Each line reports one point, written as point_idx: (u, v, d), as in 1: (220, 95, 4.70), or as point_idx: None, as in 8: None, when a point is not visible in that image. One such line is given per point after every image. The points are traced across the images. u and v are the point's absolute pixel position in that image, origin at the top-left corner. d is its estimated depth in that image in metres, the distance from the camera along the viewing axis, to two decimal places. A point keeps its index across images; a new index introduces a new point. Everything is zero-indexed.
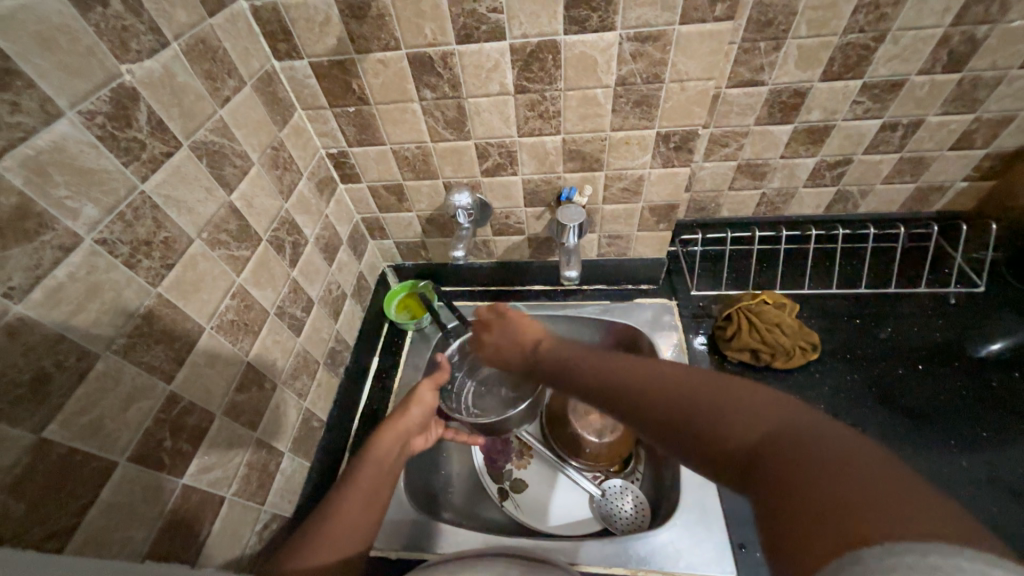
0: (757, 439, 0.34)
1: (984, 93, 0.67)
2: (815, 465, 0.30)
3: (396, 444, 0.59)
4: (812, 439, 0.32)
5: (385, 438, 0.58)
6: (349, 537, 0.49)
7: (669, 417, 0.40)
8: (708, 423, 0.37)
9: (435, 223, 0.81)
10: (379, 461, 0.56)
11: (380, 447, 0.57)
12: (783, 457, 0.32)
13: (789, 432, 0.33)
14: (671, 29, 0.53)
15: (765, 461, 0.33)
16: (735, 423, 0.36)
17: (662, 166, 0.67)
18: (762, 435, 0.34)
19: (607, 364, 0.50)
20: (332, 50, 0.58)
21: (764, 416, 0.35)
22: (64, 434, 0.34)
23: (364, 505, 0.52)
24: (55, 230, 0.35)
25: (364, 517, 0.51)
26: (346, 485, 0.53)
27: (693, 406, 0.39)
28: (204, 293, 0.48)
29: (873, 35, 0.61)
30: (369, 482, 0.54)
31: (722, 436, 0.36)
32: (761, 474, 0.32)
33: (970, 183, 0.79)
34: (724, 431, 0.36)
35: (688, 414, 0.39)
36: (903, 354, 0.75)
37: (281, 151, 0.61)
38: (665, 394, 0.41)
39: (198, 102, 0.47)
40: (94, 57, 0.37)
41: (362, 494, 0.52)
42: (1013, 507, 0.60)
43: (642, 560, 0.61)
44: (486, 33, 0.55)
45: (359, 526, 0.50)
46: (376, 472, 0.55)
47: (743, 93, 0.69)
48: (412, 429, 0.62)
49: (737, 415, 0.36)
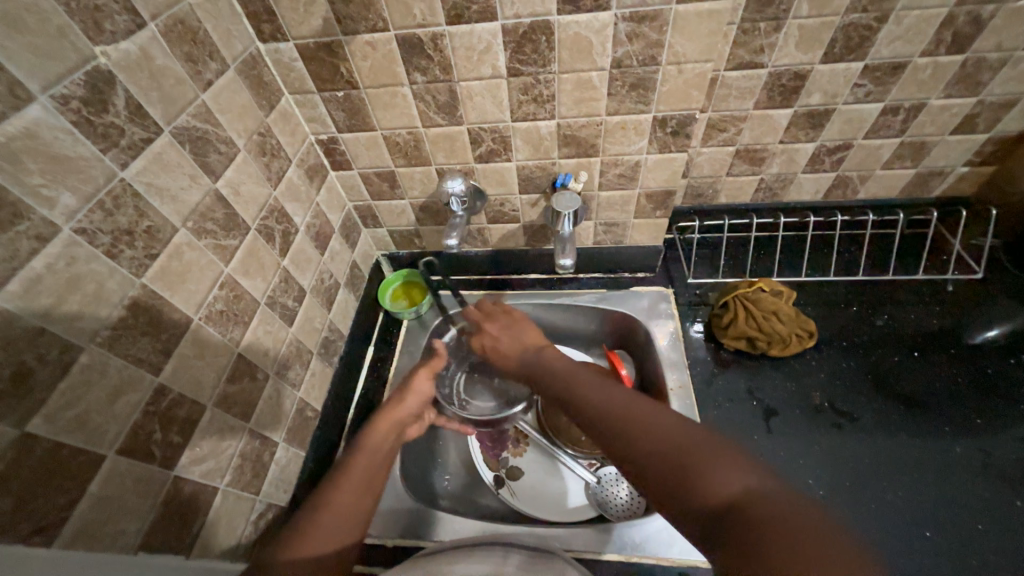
0: (733, 496, 0.33)
1: (988, 75, 0.65)
2: (782, 534, 0.30)
3: (392, 433, 0.59)
4: (786, 504, 0.32)
5: (380, 428, 0.58)
6: (345, 524, 0.47)
7: (649, 453, 0.38)
8: (685, 470, 0.36)
9: (428, 210, 0.80)
10: (374, 449, 0.56)
11: (376, 435, 0.57)
12: (755, 521, 0.31)
13: (767, 496, 0.32)
14: (669, 9, 0.51)
15: (734, 520, 0.32)
16: (713, 473, 0.35)
17: (658, 151, 0.66)
18: (733, 488, 0.33)
19: (595, 385, 0.48)
20: (319, 32, 0.56)
21: (746, 474, 0.34)
22: (49, 428, 0.34)
23: (360, 493, 0.50)
24: (30, 220, 0.34)
25: (360, 506, 0.50)
26: (340, 474, 0.52)
27: (673, 447, 0.37)
28: (191, 283, 0.47)
29: (876, 15, 0.59)
30: (366, 470, 0.53)
31: (697, 486, 0.34)
32: (731, 534, 0.32)
33: (971, 168, 0.78)
34: (700, 482, 0.34)
35: (669, 455, 0.37)
36: (899, 341, 0.75)
37: (268, 137, 0.59)
38: (648, 429, 0.40)
39: (178, 86, 0.46)
40: (66, 39, 0.36)
41: (358, 480, 0.51)
42: (1004, 491, 0.60)
43: (637, 547, 0.61)
44: (477, 13, 0.53)
45: (355, 514, 0.49)
46: (371, 460, 0.54)
47: (743, 75, 0.67)
48: (406, 418, 0.62)
49: (718, 465, 0.35)
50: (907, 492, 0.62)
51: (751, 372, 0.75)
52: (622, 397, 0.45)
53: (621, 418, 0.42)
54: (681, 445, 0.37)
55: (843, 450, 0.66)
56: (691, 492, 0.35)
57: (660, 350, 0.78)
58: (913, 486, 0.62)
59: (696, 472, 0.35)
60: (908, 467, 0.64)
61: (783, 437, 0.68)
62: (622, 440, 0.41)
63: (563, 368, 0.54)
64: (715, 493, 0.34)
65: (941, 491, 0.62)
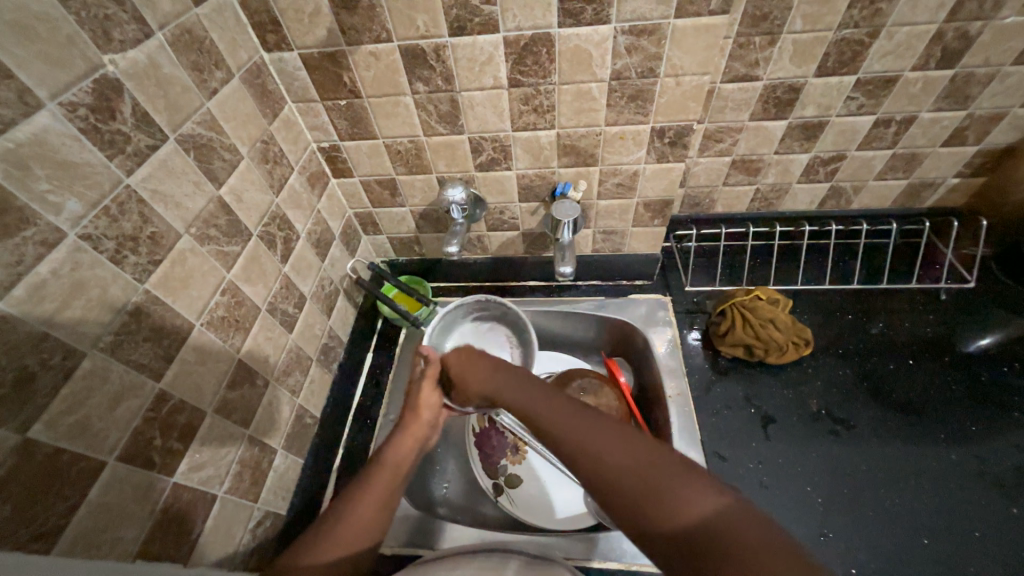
0: (703, 518, 0.32)
1: (976, 89, 0.67)
2: (758, 551, 0.29)
3: (415, 448, 0.57)
4: (746, 517, 0.31)
5: (403, 443, 0.56)
6: (361, 534, 0.46)
7: (612, 476, 0.35)
8: (642, 490, 0.34)
9: (429, 218, 0.80)
10: (396, 464, 0.53)
11: (397, 450, 0.55)
12: (723, 541, 0.30)
13: (731, 513, 0.31)
14: (666, 23, 0.52)
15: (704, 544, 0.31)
16: (676, 491, 0.33)
17: (656, 161, 0.67)
18: (695, 513, 0.32)
19: (545, 399, 0.44)
20: (323, 42, 0.57)
21: (704, 490, 0.33)
22: (50, 433, 0.34)
23: (380, 502, 0.49)
24: (37, 225, 0.34)
25: (376, 522, 0.48)
26: (359, 486, 0.50)
27: (631, 472, 0.35)
28: (193, 289, 0.47)
29: (868, 31, 0.61)
30: (385, 485, 0.51)
31: (655, 506, 0.33)
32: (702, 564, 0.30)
33: (961, 179, 0.80)
34: (661, 501, 0.33)
35: (632, 474, 0.35)
36: (893, 349, 0.76)
37: (271, 145, 0.60)
38: (608, 447, 0.37)
39: (185, 94, 0.46)
40: (75, 47, 0.36)
41: (378, 494, 0.49)
42: (1001, 500, 0.61)
43: (637, 555, 0.61)
44: (480, 25, 0.54)
45: (368, 529, 0.47)
46: (392, 475, 0.52)
47: (739, 88, 0.68)
48: (427, 432, 0.59)
49: (680, 484, 0.33)
50: (904, 500, 0.63)
51: (748, 378, 0.76)
52: (575, 413, 0.41)
53: (576, 442, 0.38)
54: (644, 464, 0.35)
55: (840, 458, 0.67)
56: (656, 514, 0.33)
57: (658, 357, 0.79)
58: (910, 492, 0.63)
59: (658, 492, 0.33)
60: (907, 476, 0.64)
61: (781, 443, 0.69)
62: (583, 467, 0.37)
63: (517, 377, 0.50)
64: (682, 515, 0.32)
65: (939, 498, 0.62)
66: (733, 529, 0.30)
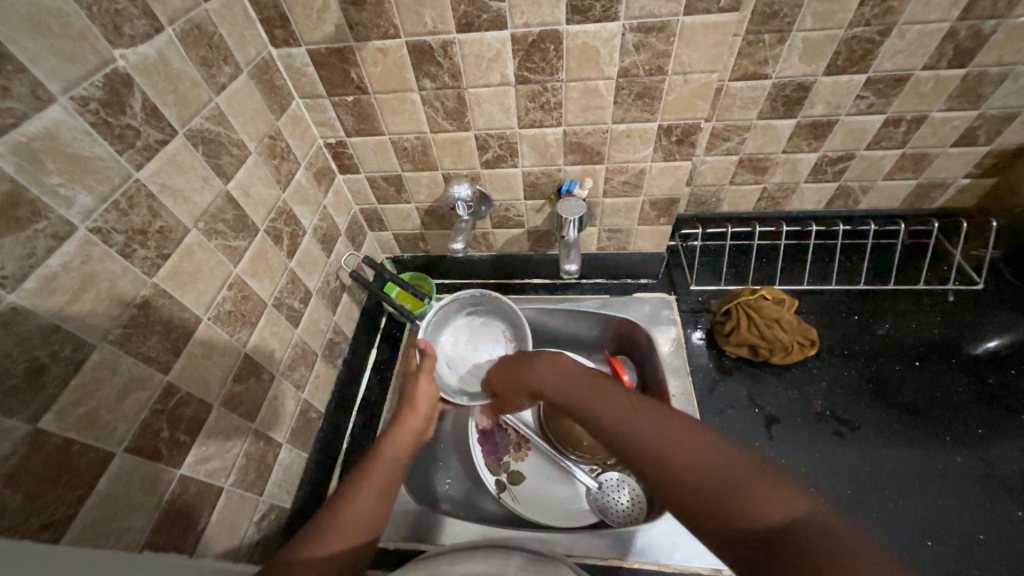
0: (787, 520, 0.33)
1: (989, 89, 0.66)
2: (849, 550, 0.30)
3: (411, 441, 0.57)
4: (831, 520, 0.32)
5: (399, 436, 0.57)
6: (361, 526, 0.46)
7: (693, 477, 0.37)
8: (724, 492, 0.35)
9: (434, 215, 0.81)
10: (393, 457, 0.54)
11: (392, 442, 0.55)
12: (813, 541, 0.31)
13: (816, 516, 0.33)
14: (675, 20, 0.52)
15: (787, 538, 0.32)
16: (760, 494, 0.34)
17: (663, 159, 0.67)
18: (779, 514, 0.33)
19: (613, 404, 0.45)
20: (331, 38, 0.57)
21: (787, 495, 0.34)
22: (60, 424, 0.34)
23: (376, 497, 0.49)
24: (48, 218, 0.34)
25: (375, 514, 0.48)
26: (357, 479, 0.51)
27: (713, 474, 0.36)
28: (200, 283, 0.48)
29: (879, 29, 0.60)
30: (382, 477, 0.51)
31: (741, 507, 0.34)
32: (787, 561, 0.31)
33: (971, 180, 0.79)
34: (746, 503, 0.34)
35: (709, 474, 0.36)
36: (900, 351, 0.75)
37: (279, 140, 0.60)
38: (687, 449, 0.38)
39: (193, 89, 0.47)
40: (86, 41, 0.36)
41: (374, 486, 0.50)
42: (1007, 504, 0.61)
43: (639, 553, 0.61)
44: (488, 22, 0.54)
45: (367, 520, 0.47)
46: (389, 467, 0.53)
47: (747, 86, 0.68)
48: (423, 425, 0.60)
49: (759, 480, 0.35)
50: (909, 502, 0.62)
51: (753, 379, 0.76)
52: (647, 417, 0.42)
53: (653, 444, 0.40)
54: (724, 466, 0.37)
55: (844, 459, 0.67)
56: (740, 515, 0.34)
57: (662, 356, 0.79)
58: (915, 494, 0.63)
59: (742, 493, 0.35)
60: (911, 478, 0.64)
61: (784, 444, 0.69)
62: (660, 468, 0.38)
63: (575, 379, 0.51)
64: (765, 514, 0.33)
65: (944, 501, 0.62)
66: (820, 529, 0.32)
